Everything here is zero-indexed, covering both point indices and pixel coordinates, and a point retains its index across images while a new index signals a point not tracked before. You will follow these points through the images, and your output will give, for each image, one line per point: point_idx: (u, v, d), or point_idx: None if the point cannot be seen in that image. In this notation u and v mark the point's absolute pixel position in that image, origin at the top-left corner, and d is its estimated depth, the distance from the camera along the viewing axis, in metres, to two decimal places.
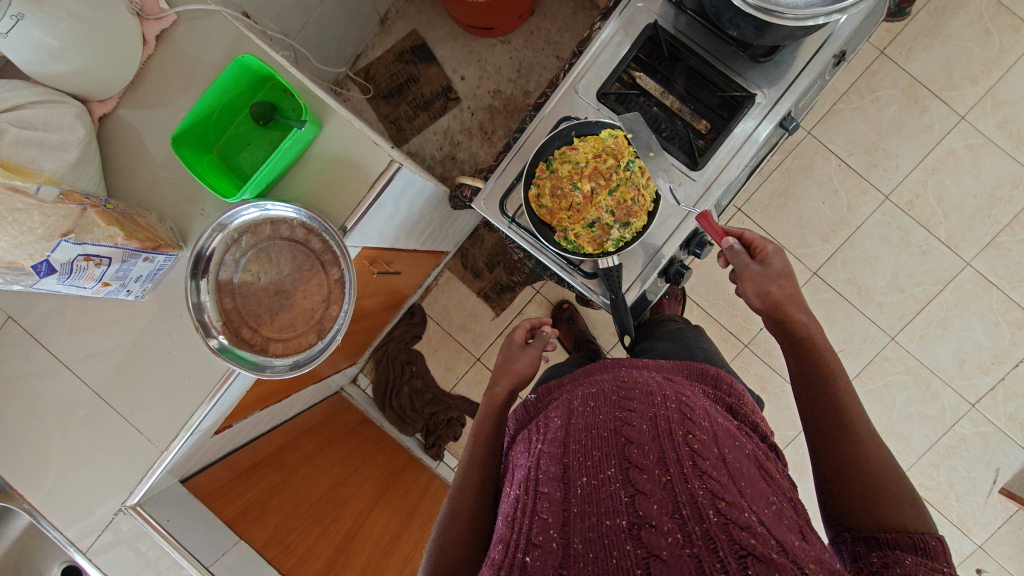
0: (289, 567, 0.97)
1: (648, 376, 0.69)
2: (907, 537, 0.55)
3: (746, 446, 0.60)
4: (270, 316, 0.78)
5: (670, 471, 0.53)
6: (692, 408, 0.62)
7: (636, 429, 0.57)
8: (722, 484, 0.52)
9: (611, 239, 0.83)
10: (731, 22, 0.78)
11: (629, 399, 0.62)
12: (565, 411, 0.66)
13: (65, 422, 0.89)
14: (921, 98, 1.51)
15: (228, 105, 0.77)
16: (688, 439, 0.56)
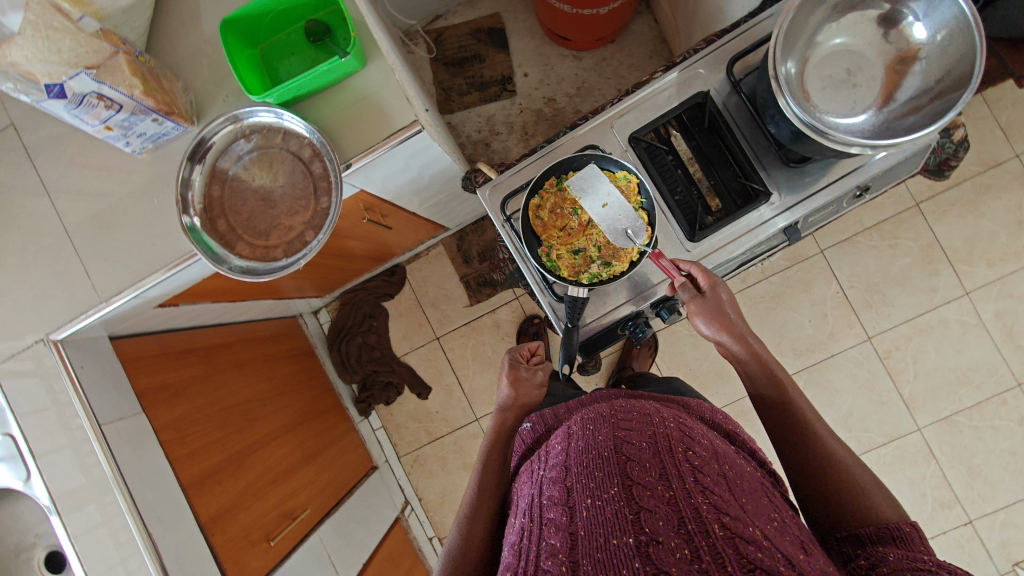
0: (178, 455, 0.97)
1: (645, 402, 0.75)
2: (884, 530, 0.61)
3: (747, 468, 0.65)
4: (248, 217, 0.80)
5: (672, 488, 0.57)
6: (688, 430, 0.67)
7: (634, 448, 0.62)
8: (726, 500, 0.56)
9: (588, 271, 0.86)
10: (772, 118, 0.81)
11: (625, 421, 0.67)
12: (565, 436, 0.70)
13: (24, 241, 0.91)
14: (935, 261, 1.54)
15: (287, 12, 0.79)
16: (687, 458, 0.61)
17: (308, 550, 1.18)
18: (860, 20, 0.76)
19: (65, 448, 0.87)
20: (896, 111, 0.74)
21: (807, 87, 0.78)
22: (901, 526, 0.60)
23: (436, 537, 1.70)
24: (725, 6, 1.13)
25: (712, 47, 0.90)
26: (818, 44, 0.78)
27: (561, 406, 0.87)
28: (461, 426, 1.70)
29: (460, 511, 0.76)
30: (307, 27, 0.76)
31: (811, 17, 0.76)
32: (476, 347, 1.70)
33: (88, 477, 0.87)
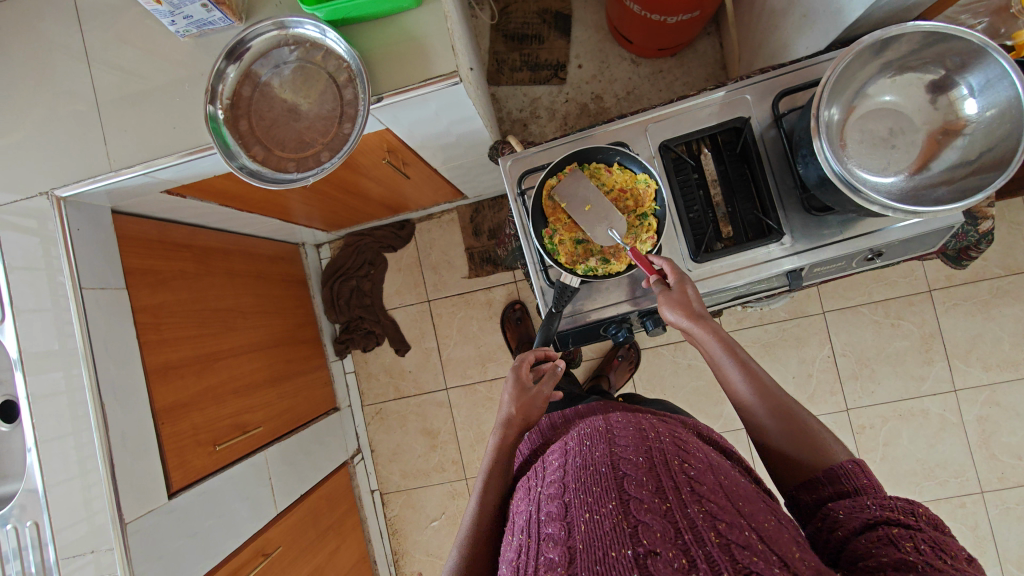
0: (149, 340, 0.99)
1: (642, 417, 0.75)
2: (830, 475, 0.62)
3: (742, 478, 0.66)
4: (270, 124, 0.80)
5: (669, 499, 0.57)
6: (683, 443, 0.68)
7: (632, 463, 0.62)
8: (722, 507, 0.57)
9: (584, 262, 0.86)
10: (804, 158, 0.80)
11: (622, 437, 0.68)
12: (562, 456, 0.70)
13: (55, 95, 0.92)
14: (932, 350, 1.53)
15: None
16: (683, 469, 0.62)
17: (252, 466, 1.20)
18: (914, 82, 0.75)
19: (50, 313, 0.89)
20: (927, 180, 0.74)
21: (846, 136, 0.77)
22: (843, 467, 0.61)
23: (378, 491, 1.72)
24: (792, 45, 1.12)
25: (764, 76, 0.89)
26: (868, 97, 0.77)
27: (556, 416, 0.89)
28: (430, 391, 1.72)
29: (459, 533, 0.73)
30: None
31: (866, 67, 0.75)
32: (463, 319, 1.71)
33: (62, 345, 0.88)
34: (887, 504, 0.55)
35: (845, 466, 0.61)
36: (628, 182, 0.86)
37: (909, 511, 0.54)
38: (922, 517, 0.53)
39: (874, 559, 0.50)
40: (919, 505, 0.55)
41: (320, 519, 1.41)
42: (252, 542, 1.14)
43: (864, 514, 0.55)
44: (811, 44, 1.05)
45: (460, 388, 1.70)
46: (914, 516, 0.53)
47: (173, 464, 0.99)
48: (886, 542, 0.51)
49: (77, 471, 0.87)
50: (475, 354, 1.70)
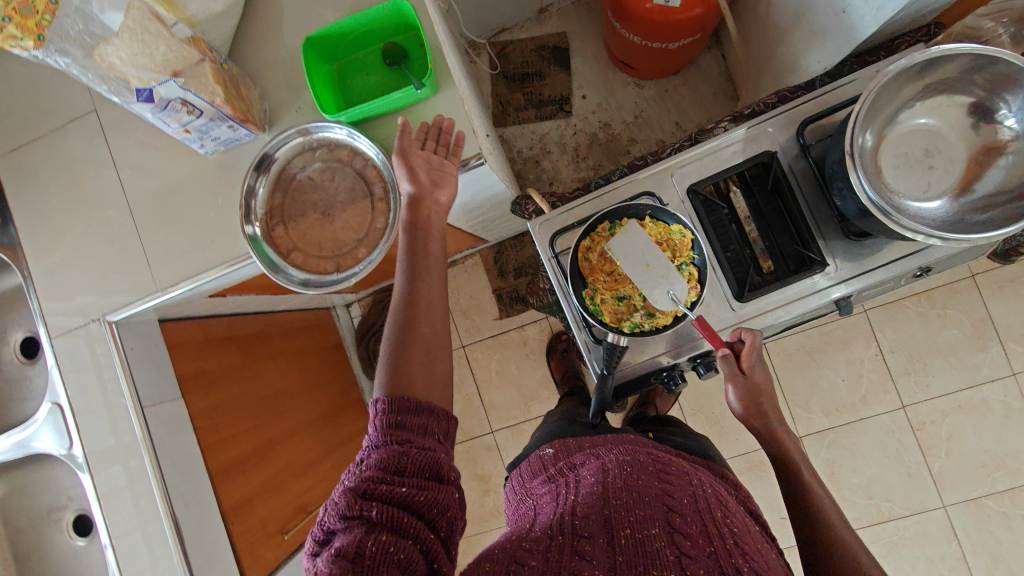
0: (210, 442, 1.00)
1: (684, 463, 0.76)
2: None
3: (775, 553, 0.65)
4: (307, 230, 0.82)
5: (716, 545, 0.57)
6: (725, 500, 0.68)
7: (679, 501, 0.63)
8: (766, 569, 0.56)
9: (630, 319, 0.86)
10: (840, 191, 0.78)
11: (670, 478, 0.69)
12: (599, 470, 0.71)
13: (94, 220, 0.95)
14: (984, 336, 1.48)
15: (368, 35, 0.82)
16: (727, 523, 0.62)
17: None
18: (948, 103, 0.73)
19: (102, 409, 0.93)
20: (972, 204, 0.72)
21: (881, 163, 0.76)
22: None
23: None
24: (802, 59, 1.11)
25: (785, 107, 0.88)
26: (901, 121, 0.76)
27: (586, 440, 0.85)
28: (476, 436, 1.72)
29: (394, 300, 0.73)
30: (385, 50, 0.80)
31: (897, 94, 0.74)
32: (501, 361, 1.71)
33: (116, 439, 0.92)
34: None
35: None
36: (662, 234, 0.85)
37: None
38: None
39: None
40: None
41: None
42: None
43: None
44: (823, 58, 1.04)
45: (506, 430, 1.70)
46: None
47: (246, 558, 1.00)
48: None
49: (148, 564, 0.90)
50: (517, 394, 1.70)
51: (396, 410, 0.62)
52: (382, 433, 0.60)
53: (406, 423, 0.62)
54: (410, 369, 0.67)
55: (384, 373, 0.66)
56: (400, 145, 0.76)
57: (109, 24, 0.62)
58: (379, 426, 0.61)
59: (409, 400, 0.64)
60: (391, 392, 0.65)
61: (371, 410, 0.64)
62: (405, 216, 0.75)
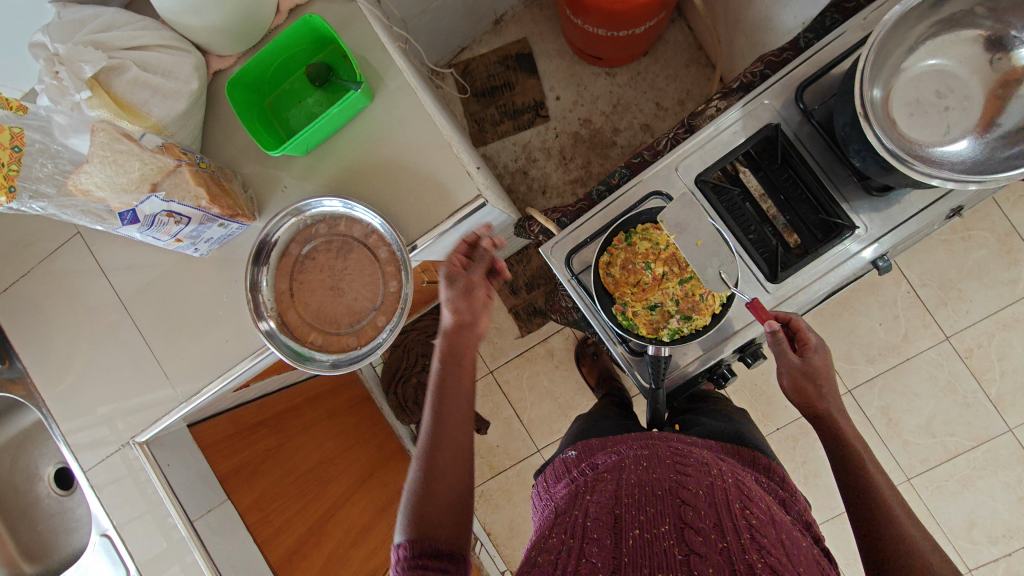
0: (266, 536, 0.98)
1: (705, 452, 0.72)
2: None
3: (804, 541, 0.60)
4: (320, 310, 0.79)
5: (728, 539, 0.54)
6: (746, 488, 0.64)
7: (693, 492, 0.60)
8: (784, 565, 0.52)
9: (667, 327, 0.82)
10: (858, 153, 0.75)
11: (684, 470, 0.65)
12: (615, 468, 0.69)
13: (101, 342, 0.92)
14: (1014, 250, 1.44)
15: (287, 62, 0.77)
16: (745, 514, 0.58)
17: None
18: (954, 40, 0.70)
19: (146, 514, 0.91)
20: (999, 140, 0.68)
21: (894, 115, 0.72)
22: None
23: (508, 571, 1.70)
24: (776, 17, 1.07)
25: (778, 75, 0.84)
26: (907, 68, 0.72)
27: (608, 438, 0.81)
28: (524, 458, 1.69)
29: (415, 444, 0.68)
30: (309, 71, 0.75)
31: (901, 39, 0.70)
32: (531, 377, 1.68)
33: (169, 540, 0.90)
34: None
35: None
36: None
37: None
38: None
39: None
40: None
41: None
42: None
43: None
44: (799, 13, 1.00)
45: (552, 446, 1.67)
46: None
47: None
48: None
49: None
50: (555, 407, 1.67)
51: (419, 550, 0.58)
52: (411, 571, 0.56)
53: (437, 553, 0.59)
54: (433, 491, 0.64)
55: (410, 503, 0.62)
56: (445, 268, 0.78)
57: (76, 148, 0.65)
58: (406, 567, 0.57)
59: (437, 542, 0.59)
60: (416, 530, 0.60)
61: (394, 557, 0.59)
62: (442, 345, 0.76)
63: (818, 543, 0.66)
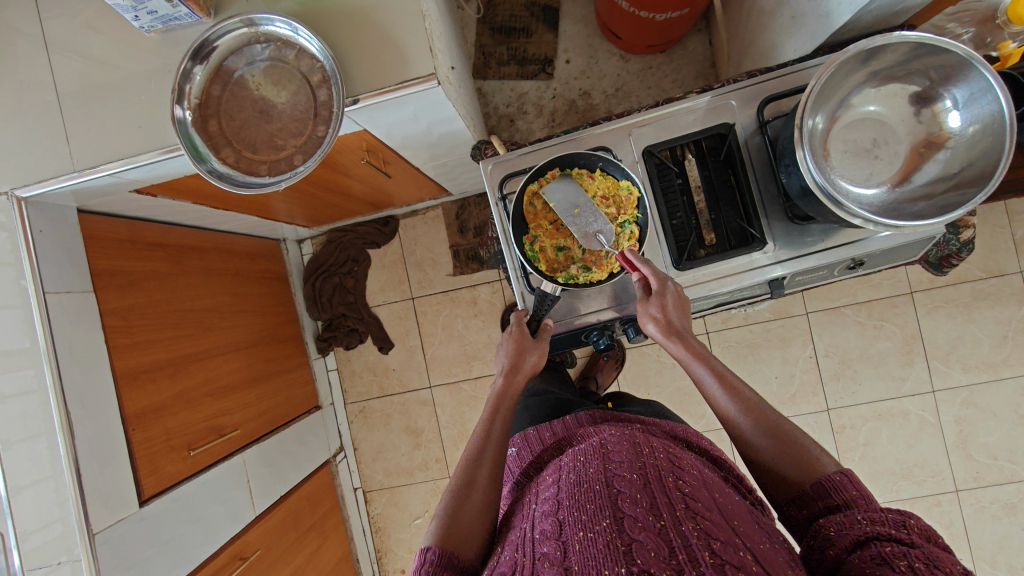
0: (118, 344, 0.96)
1: (636, 431, 0.75)
2: (821, 488, 0.59)
3: (735, 495, 0.65)
4: (240, 125, 0.78)
5: (664, 516, 0.56)
6: (679, 460, 0.67)
7: (625, 480, 0.62)
8: (718, 526, 0.56)
9: (566, 270, 0.86)
10: (787, 168, 0.78)
11: (617, 453, 0.67)
12: (557, 471, 0.71)
13: (13, 89, 0.88)
14: (913, 351, 1.54)
15: None
16: (677, 485, 0.61)
17: (230, 469, 1.18)
18: (899, 92, 0.74)
19: (21, 310, 0.85)
20: (909, 194, 0.73)
21: (829, 147, 0.76)
22: (833, 479, 0.59)
23: (360, 488, 1.72)
24: (780, 46, 1.11)
25: (750, 81, 0.87)
26: (851, 107, 0.76)
27: (544, 428, 0.89)
28: (414, 390, 1.71)
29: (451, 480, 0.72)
30: None
31: (851, 76, 0.73)
32: (448, 317, 1.69)
33: (33, 342, 0.86)
34: (876, 517, 0.53)
35: (842, 471, 0.60)
36: (610, 189, 0.85)
37: (903, 521, 0.52)
38: (916, 529, 0.51)
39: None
40: (914, 521, 0.52)
41: (301, 519, 1.40)
42: (231, 545, 1.13)
43: (858, 529, 0.53)
44: (799, 46, 1.04)
45: (444, 387, 1.69)
46: (906, 529, 0.51)
47: (145, 470, 0.97)
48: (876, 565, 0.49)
49: (51, 470, 0.85)
50: (460, 352, 1.69)
51: (442, 560, 0.62)
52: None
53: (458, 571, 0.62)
54: (460, 521, 0.67)
55: (437, 525, 0.66)
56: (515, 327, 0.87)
57: None
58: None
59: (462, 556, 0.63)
60: (442, 545, 0.64)
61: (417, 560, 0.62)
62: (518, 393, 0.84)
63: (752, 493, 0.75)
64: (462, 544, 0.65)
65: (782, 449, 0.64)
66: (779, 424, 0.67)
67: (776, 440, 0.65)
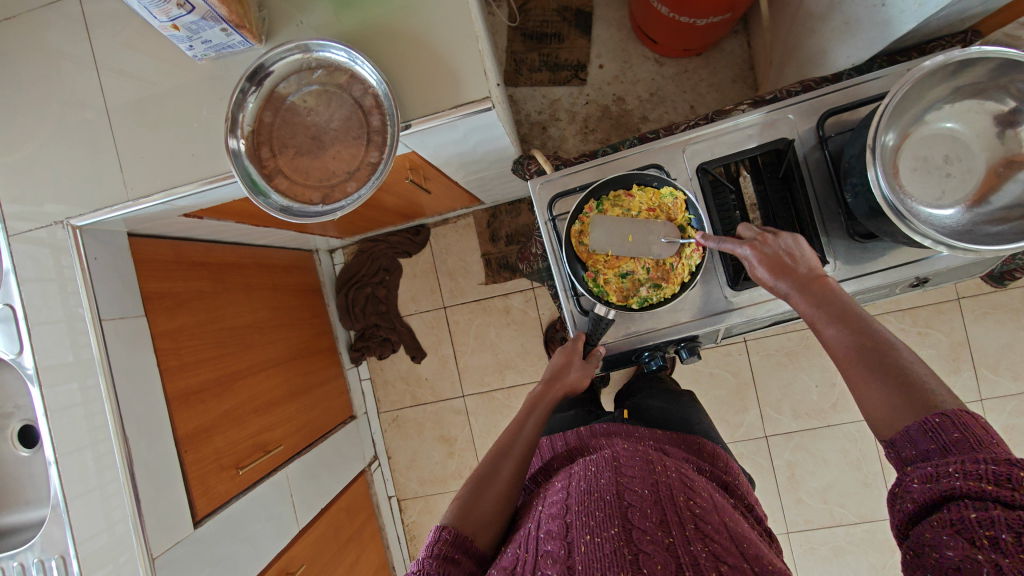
0: (170, 366, 0.97)
1: (648, 450, 0.73)
2: (922, 431, 0.54)
3: (744, 522, 0.63)
4: (294, 153, 0.77)
5: (674, 534, 0.55)
6: (690, 482, 0.65)
7: (637, 494, 0.60)
8: (727, 549, 0.54)
9: (636, 296, 0.84)
10: (853, 187, 0.75)
11: (628, 468, 0.65)
12: (566, 477, 0.69)
13: (65, 116, 0.88)
14: (960, 359, 1.50)
15: None
16: (689, 505, 0.59)
17: (273, 484, 1.19)
18: (975, 108, 0.71)
19: (61, 323, 0.88)
20: (986, 215, 0.70)
21: (899, 164, 0.73)
22: (931, 421, 0.53)
23: (395, 497, 1.73)
24: (830, 52, 1.07)
25: (809, 94, 0.84)
26: (925, 123, 0.73)
27: (559, 438, 0.87)
28: (446, 399, 1.71)
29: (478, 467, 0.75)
30: None
31: (927, 92, 0.71)
32: (480, 326, 1.68)
33: (90, 364, 0.87)
34: (968, 468, 0.49)
35: (947, 412, 0.53)
36: (654, 199, 0.83)
37: (1001, 474, 0.47)
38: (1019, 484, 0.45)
39: (942, 553, 0.47)
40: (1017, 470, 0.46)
41: (340, 531, 1.41)
42: (276, 561, 1.14)
43: (943, 484, 0.50)
44: (852, 53, 1.00)
45: (477, 396, 1.69)
46: (1005, 483, 0.46)
47: (197, 492, 0.98)
48: (953, 532, 0.47)
49: (95, 482, 0.87)
50: (493, 361, 1.68)
51: (456, 538, 0.62)
52: (437, 561, 0.59)
53: (470, 552, 0.63)
54: (478, 505, 0.68)
55: (455, 506, 0.67)
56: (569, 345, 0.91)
57: None
58: (437, 551, 0.61)
59: (473, 540, 0.64)
60: (459, 525, 0.65)
61: (432, 536, 0.63)
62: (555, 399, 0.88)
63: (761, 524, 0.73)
64: (479, 528, 0.66)
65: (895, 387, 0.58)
66: (893, 360, 0.60)
67: (886, 374, 0.59)
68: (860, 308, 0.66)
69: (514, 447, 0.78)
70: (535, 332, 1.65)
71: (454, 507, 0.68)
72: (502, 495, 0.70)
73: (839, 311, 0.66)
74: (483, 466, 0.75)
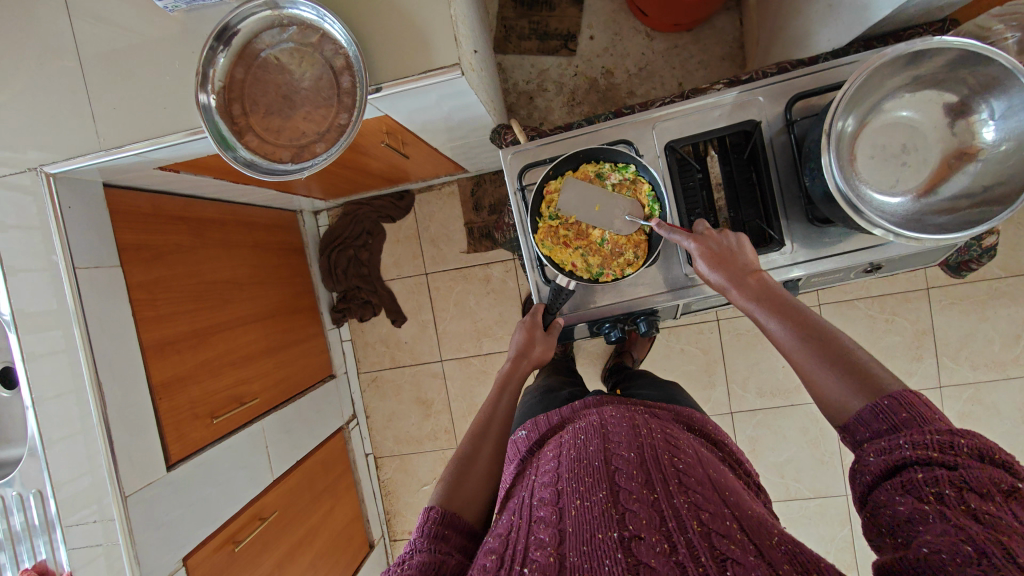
0: (145, 317, 1.00)
1: (636, 413, 0.75)
2: (870, 416, 0.53)
3: (729, 474, 0.65)
4: (264, 111, 0.78)
5: (657, 490, 0.57)
6: (675, 440, 0.67)
7: (623, 458, 0.62)
8: (708, 499, 0.57)
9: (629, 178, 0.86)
10: (812, 172, 0.77)
11: (615, 433, 0.68)
12: (556, 448, 0.70)
13: (37, 62, 0.88)
14: (923, 347, 1.54)
15: None
16: (673, 462, 0.62)
17: (249, 435, 1.23)
18: (936, 99, 0.72)
19: (40, 270, 0.89)
20: (934, 206, 0.73)
21: (857, 151, 0.75)
22: (880, 404, 0.53)
23: (372, 454, 1.79)
24: (813, 33, 1.07)
25: (780, 77, 0.85)
26: (885, 112, 0.74)
27: (554, 413, 0.84)
28: (425, 362, 1.75)
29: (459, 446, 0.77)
30: None
31: (890, 80, 0.72)
32: (460, 293, 1.71)
33: (64, 310, 0.89)
34: (919, 440, 0.48)
35: (892, 395, 0.53)
36: (556, 238, 0.88)
37: (949, 441, 0.47)
38: (962, 451, 0.46)
39: (894, 509, 0.47)
40: (965, 439, 0.47)
41: (315, 482, 1.46)
42: (249, 506, 1.20)
43: (896, 454, 0.49)
44: (832, 36, 1.01)
45: (454, 360, 1.73)
46: (951, 451, 0.47)
47: (170, 438, 1.02)
48: (906, 493, 0.47)
49: (79, 421, 0.90)
50: (471, 328, 1.71)
51: (445, 516, 0.64)
52: (428, 538, 0.60)
53: (461, 527, 0.64)
54: (466, 487, 0.69)
55: (443, 488, 0.68)
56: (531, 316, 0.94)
57: None
58: (428, 530, 0.62)
59: (462, 518, 0.66)
60: (446, 504, 0.66)
61: (422, 516, 0.64)
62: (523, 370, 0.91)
63: (750, 477, 0.74)
64: (462, 505, 0.67)
65: (840, 373, 0.58)
66: (836, 347, 0.60)
67: (833, 363, 0.59)
68: (792, 298, 0.68)
69: (493, 428, 0.80)
70: (513, 301, 1.68)
71: (440, 488, 0.69)
72: (486, 474, 0.73)
73: (778, 305, 0.67)
74: (463, 449, 0.76)
